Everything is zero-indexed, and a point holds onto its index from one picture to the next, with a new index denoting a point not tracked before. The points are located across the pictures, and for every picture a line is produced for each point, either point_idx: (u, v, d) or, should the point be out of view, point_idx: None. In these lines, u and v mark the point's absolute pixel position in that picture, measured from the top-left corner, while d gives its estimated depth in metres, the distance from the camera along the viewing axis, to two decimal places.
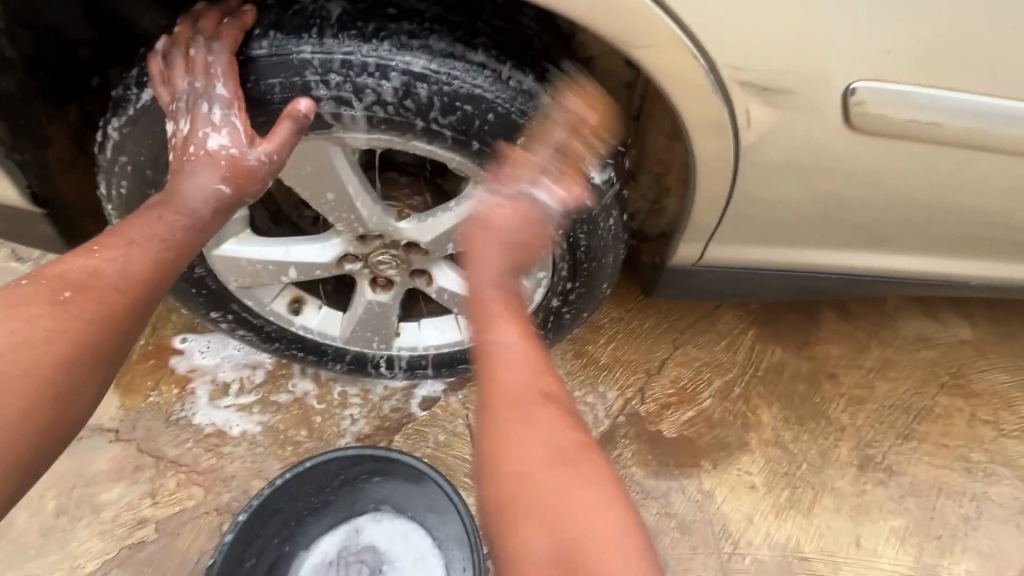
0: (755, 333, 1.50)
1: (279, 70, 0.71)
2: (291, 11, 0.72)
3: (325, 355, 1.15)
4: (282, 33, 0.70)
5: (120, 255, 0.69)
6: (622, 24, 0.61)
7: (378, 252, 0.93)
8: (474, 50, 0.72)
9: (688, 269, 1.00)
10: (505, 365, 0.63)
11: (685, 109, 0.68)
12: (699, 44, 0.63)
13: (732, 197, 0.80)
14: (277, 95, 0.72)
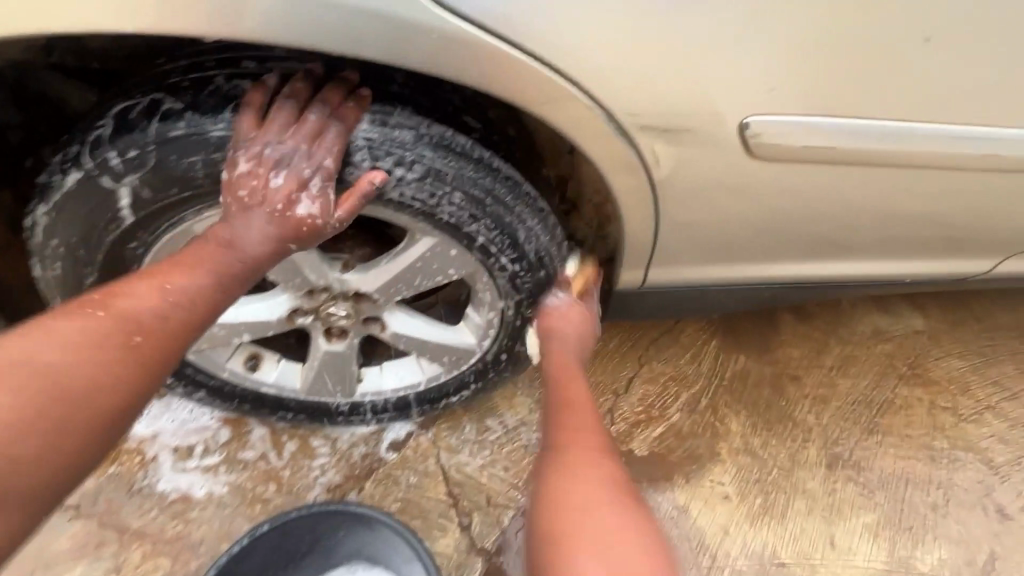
0: (717, 343, 1.53)
1: (199, 149, 0.67)
2: (204, 90, 0.67)
3: (288, 408, 1.15)
4: (198, 114, 0.66)
5: (167, 309, 0.67)
6: (520, 85, 0.65)
7: (327, 304, 0.94)
8: (402, 117, 0.71)
9: (634, 292, 1.03)
10: (579, 421, 0.82)
11: (592, 156, 0.72)
12: (595, 99, 0.67)
13: (658, 225, 0.84)
14: (201, 174, 0.68)
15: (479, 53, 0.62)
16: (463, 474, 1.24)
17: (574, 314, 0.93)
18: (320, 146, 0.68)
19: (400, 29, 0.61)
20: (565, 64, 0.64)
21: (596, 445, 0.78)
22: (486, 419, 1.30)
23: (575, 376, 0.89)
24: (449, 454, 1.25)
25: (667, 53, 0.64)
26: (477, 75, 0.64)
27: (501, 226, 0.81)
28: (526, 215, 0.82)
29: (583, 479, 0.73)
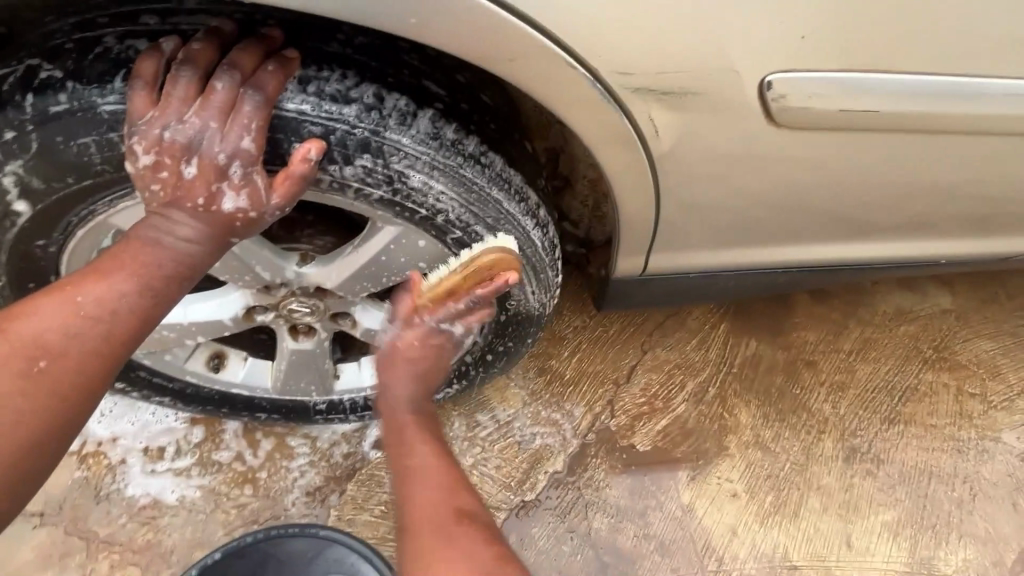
0: (727, 326, 1.42)
1: (89, 126, 0.56)
2: (92, 52, 0.55)
3: (260, 408, 1.07)
4: (82, 83, 0.55)
5: (81, 327, 0.57)
6: (480, 42, 0.52)
7: (288, 300, 0.85)
8: (339, 84, 0.60)
9: (635, 280, 0.92)
10: (416, 485, 0.69)
11: (575, 129, 0.59)
12: (575, 56, 0.54)
13: (661, 208, 0.72)
14: (97, 157, 0.57)
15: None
16: None
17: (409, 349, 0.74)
18: (236, 121, 0.56)
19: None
20: (535, 11, 0.51)
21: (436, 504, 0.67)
22: None
23: (400, 366, 0.76)
24: None
25: None
26: (425, 28, 0.51)
27: (474, 212, 0.69)
28: (503, 199, 0.69)
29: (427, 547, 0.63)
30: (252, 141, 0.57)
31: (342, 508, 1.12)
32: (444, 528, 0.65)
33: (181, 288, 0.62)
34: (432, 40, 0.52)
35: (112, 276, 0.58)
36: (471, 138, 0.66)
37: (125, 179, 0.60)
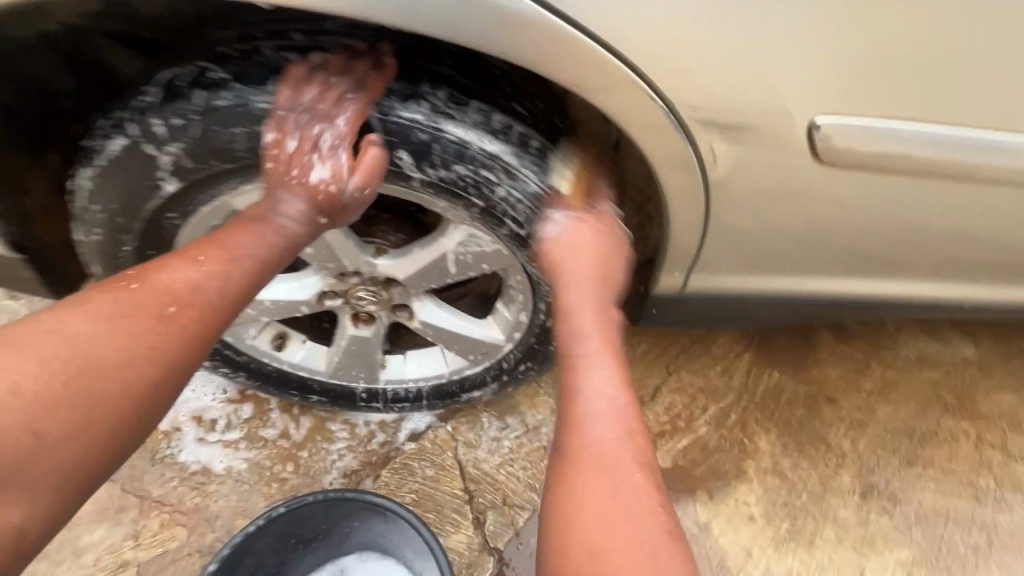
0: (750, 357, 1.47)
1: (241, 120, 0.67)
2: (252, 61, 0.67)
3: (311, 390, 1.15)
4: (244, 84, 0.67)
5: (202, 283, 0.66)
6: (577, 71, 0.61)
7: (357, 288, 0.93)
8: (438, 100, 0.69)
9: (673, 297, 0.99)
10: (598, 413, 0.70)
11: (645, 150, 0.68)
12: (655, 89, 0.63)
13: (708, 230, 0.79)
14: (242, 146, 0.68)
15: (542, 31, 0.59)
16: (480, 470, 1.21)
17: (590, 238, 0.79)
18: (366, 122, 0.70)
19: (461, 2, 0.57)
20: (628, 48, 0.60)
21: (622, 430, 0.69)
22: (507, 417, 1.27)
23: (586, 277, 0.79)
24: (467, 449, 1.23)
25: (735, 45, 0.60)
26: (538, 55, 0.60)
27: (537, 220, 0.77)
28: (572, 209, 0.77)
29: (610, 470, 0.66)
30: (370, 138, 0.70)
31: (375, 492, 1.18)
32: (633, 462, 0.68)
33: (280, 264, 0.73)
34: (541, 66, 0.61)
35: (228, 242, 0.69)
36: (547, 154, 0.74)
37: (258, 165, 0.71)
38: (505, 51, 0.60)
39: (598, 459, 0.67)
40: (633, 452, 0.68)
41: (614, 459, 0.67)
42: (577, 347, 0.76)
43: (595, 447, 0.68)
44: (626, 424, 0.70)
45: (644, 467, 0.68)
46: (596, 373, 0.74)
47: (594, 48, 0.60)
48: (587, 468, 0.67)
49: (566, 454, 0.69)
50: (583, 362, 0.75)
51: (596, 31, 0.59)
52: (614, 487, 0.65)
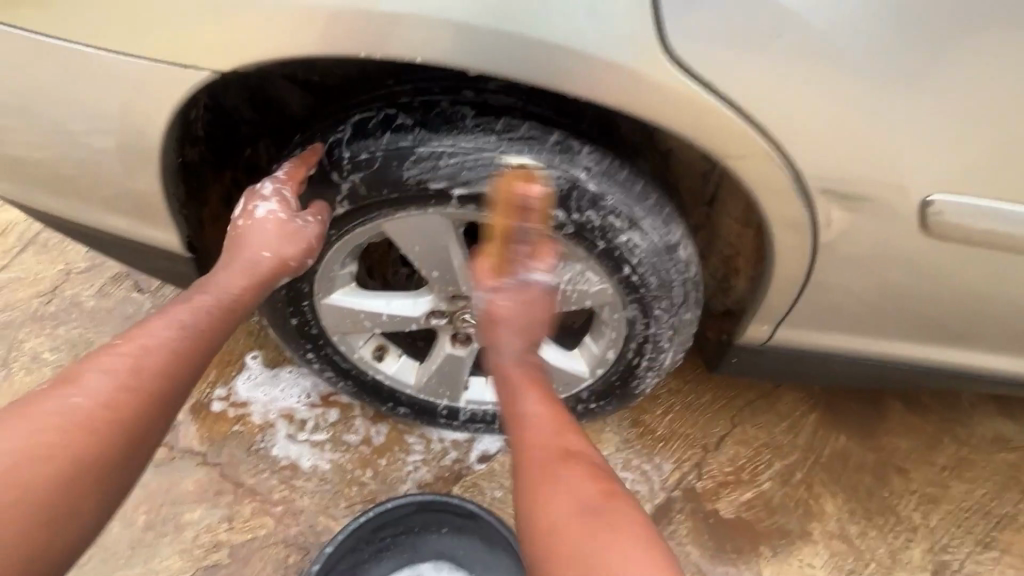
0: (817, 417, 1.47)
1: (418, 159, 0.77)
2: (432, 110, 0.77)
3: (398, 402, 1.23)
4: (426, 130, 0.77)
5: (181, 325, 0.73)
6: (719, 138, 0.70)
7: (464, 310, 1.02)
8: (585, 154, 0.77)
9: (756, 347, 1.05)
10: (517, 430, 0.74)
11: (764, 209, 0.76)
12: (787, 157, 0.71)
13: (806, 286, 0.86)
14: (413, 179, 0.78)
15: (697, 104, 0.67)
16: None
17: (520, 296, 0.79)
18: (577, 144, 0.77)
19: (631, 76, 0.66)
20: (770, 122, 0.68)
21: (540, 438, 0.72)
22: None
23: (518, 334, 0.80)
24: None
25: (865, 125, 0.67)
26: (688, 123, 0.69)
27: (654, 265, 0.84)
28: (681, 255, 0.85)
29: (538, 477, 0.69)
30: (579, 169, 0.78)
31: None
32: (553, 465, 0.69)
33: (226, 324, 0.78)
34: (688, 133, 0.70)
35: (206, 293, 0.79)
36: (668, 209, 0.83)
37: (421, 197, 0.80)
38: (659, 118, 0.69)
39: (541, 489, 0.68)
40: (545, 455, 0.70)
41: (563, 477, 0.68)
42: (507, 382, 0.79)
43: (522, 455, 0.72)
44: (542, 433, 0.73)
45: (599, 481, 0.68)
46: (519, 399, 0.77)
47: (739, 121, 0.68)
48: (520, 475, 0.71)
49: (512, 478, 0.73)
50: (510, 402, 0.77)
51: (744, 107, 0.67)
52: (571, 511, 0.65)
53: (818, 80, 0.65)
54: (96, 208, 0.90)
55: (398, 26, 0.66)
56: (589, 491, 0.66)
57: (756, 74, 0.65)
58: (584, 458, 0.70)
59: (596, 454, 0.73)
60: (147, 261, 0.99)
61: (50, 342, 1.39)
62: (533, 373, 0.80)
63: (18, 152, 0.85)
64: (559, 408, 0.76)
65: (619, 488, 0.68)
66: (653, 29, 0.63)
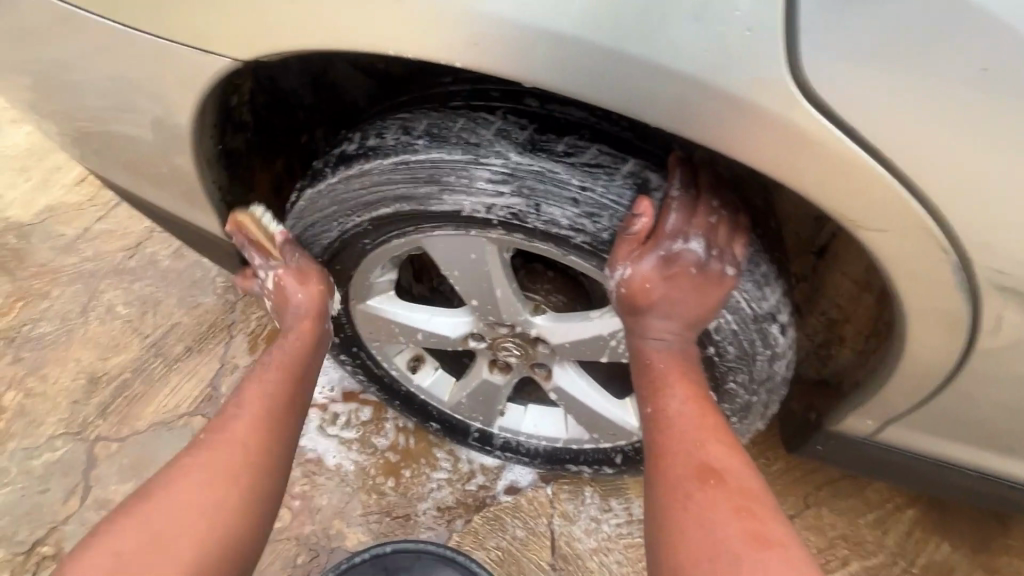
0: (915, 515, 1.22)
1: (460, 179, 0.64)
2: (483, 119, 0.65)
3: (430, 416, 1.14)
4: (472, 145, 0.63)
5: (256, 394, 0.75)
6: (857, 204, 0.53)
7: (504, 340, 0.91)
8: (664, 188, 0.63)
9: (854, 439, 0.87)
10: (678, 430, 0.61)
11: (899, 293, 0.59)
12: (952, 242, 0.53)
13: (941, 390, 0.69)
14: (453, 202, 0.66)
15: (831, 152, 0.50)
16: (572, 550, 1.14)
17: (678, 292, 0.65)
18: (705, 197, 0.63)
19: (744, 110, 0.50)
20: (931, 185, 0.50)
21: (711, 457, 0.58)
22: (609, 498, 1.18)
23: (675, 314, 0.65)
24: (563, 521, 1.16)
25: None
26: (817, 174, 0.52)
27: (739, 334, 0.68)
28: (774, 328, 0.67)
29: (703, 511, 0.55)
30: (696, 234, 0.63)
31: (462, 536, 1.15)
32: (731, 501, 0.55)
33: (299, 388, 0.79)
34: (812, 191, 0.53)
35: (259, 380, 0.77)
36: (763, 266, 0.65)
37: (463, 219, 0.68)
38: (772, 167, 0.53)
39: (675, 513, 0.56)
40: (721, 483, 0.56)
41: (704, 509, 0.55)
42: (654, 367, 0.65)
43: (675, 458, 0.59)
44: (710, 443, 0.59)
45: (744, 508, 0.55)
46: (675, 394, 0.63)
47: (890, 185, 0.51)
48: (674, 485, 0.57)
49: (650, 475, 0.60)
50: (657, 392, 0.64)
51: (896, 162, 0.50)
52: (735, 554, 0.52)
53: (1014, 143, 0.47)
54: (148, 183, 0.88)
55: (483, 34, 0.53)
56: (733, 527, 0.53)
57: (924, 120, 0.47)
58: (735, 484, 0.56)
59: (749, 474, 0.58)
60: (199, 239, 0.97)
61: (125, 296, 1.40)
62: (693, 369, 0.66)
63: (71, 116, 0.82)
64: (712, 414, 0.62)
65: (773, 525, 0.54)
66: (785, 48, 0.47)
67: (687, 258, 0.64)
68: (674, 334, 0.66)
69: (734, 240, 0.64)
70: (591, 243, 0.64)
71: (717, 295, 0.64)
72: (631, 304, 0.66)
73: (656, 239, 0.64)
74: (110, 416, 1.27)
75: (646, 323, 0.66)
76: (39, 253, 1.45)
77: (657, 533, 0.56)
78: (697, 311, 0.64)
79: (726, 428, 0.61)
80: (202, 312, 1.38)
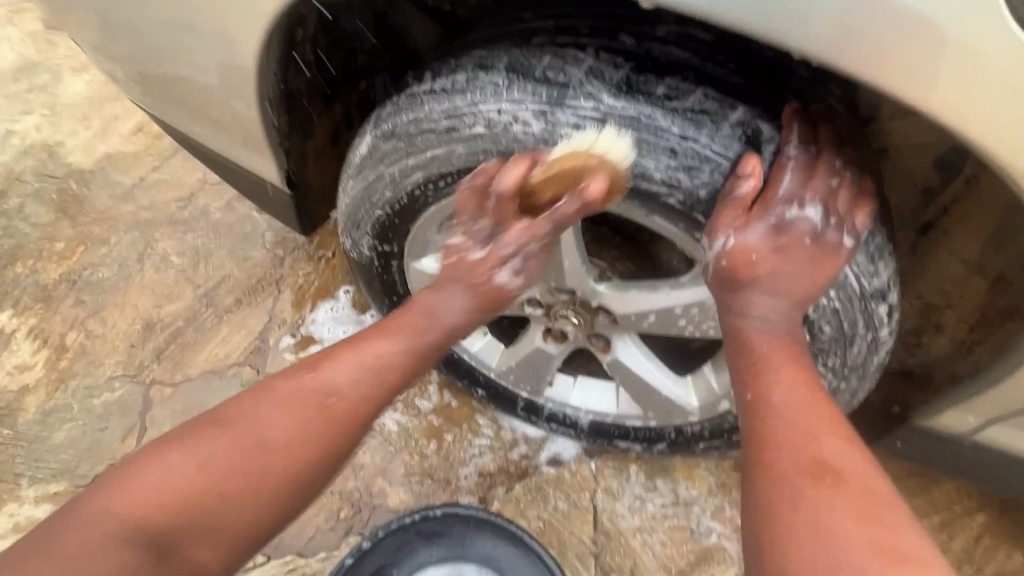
0: (985, 520, 1.13)
1: (543, 122, 0.59)
2: (570, 56, 0.59)
3: (476, 381, 1.11)
4: (559, 84, 0.58)
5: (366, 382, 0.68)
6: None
7: (564, 307, 0.86)
8: (772, 145, 0.57)
9: (945, 435, 0.81)
10: (785, 416, 0.54)
11: None
12: None
13: None
14: (531, 149, 0.60)
15: (996, 80, 0.45)
16: (615, 526, 1.11)
17: (784, 267, 0.58)
18: (826, 156, 0.56)
19: (893, 24, 0.45)
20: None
21: (827, 452, 0.51)
22: (656, 477, 1.14)
23: (782, 288, 0.58)
24: (606, 497, 1.13)
25: None
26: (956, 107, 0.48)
27: (841, 313, 0.61)
28: (881, 308, 0.61)
29: (818, 508, 0.48)
30: (813, 200, 0.57)
31: (504, 503, 1.14)
32: (848, 499, 0.48)
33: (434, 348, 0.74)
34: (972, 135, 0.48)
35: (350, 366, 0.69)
36: (876, 238, 0.59)
37: (539, 170, 0.62)
38: (911, 96, 0.48)
39: (783, 509, 0.49)
40: (840, 480, 0.49)
41: (821, 506, 0.48)
42: (756, 347, 0.58)
43: (784, 447, 0.52)
44: (823, 432, 0.53)
45: (867, 513, 0.47)
46: (784, 378, 0.56)
47: None
48: (782, 480, 0.51)
49: (750, 464, 0.54)
50: (759, 372, 0.57)
51: None
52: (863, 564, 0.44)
53: None
54: (207, 125, 0.86)
55: None
56: (857, 533, 0.46)
57: None
58: (854, 480, 0.49)
59: (871, 473, 0.51)
60: (252, 187, 0.96)
61: (178, 246, 1.41)
62: (798, 355, 0.58)
63: (130, 50, 0.79)
64: (824, 403, 0.55)
65: (904, 534, 0.46)
66: None
67: (800, 226, 0.57)
68: (780, 312, 0.58)
69: (852, 209, 0.57)
70: (683, 203, 0.58)
71: (831, 269, 0.57)
72: (732, 274, 0.59)
73: (766, 203, 0.57)
74: (164, 361, 1.30)
75: (745, 298, 0.59)
76: (99, 199, 1.48)
77: (758, 531, 0.49)
78: (806, 288, 0.57)
79: (845, 423, 0.54)
80: (251, 265, 1.38)
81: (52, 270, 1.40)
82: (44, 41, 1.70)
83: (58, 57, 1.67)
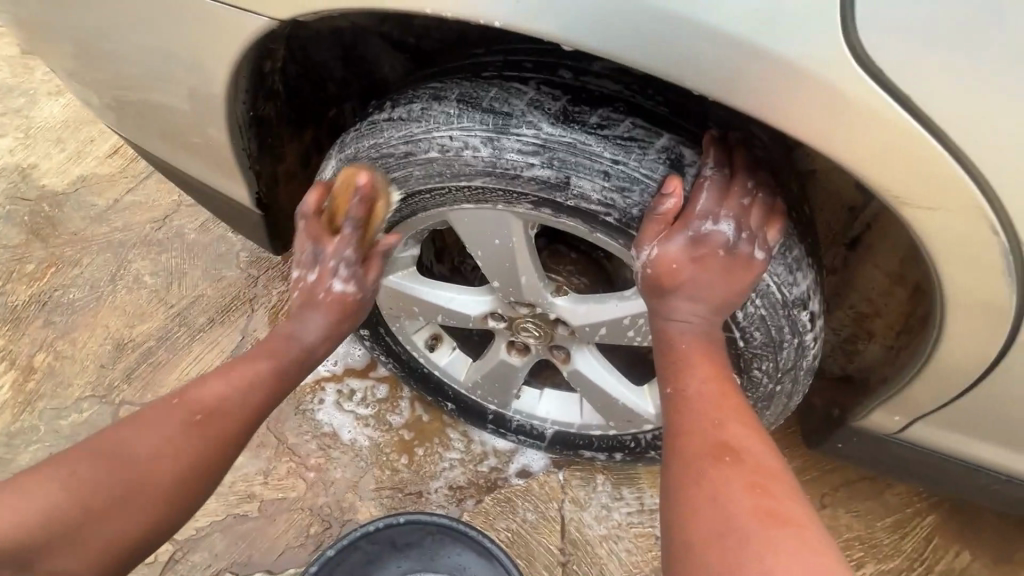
0: (934, 521, 1.19)
1: (490, 148, 0.64)
2: (513, 88, 0.64)
3: (445, 395, 1.14)
4: (503, 113, 0.63)
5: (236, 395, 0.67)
6: (909, 184, 0.53)
7: (524, 320, 0.90)
8: (696, 168, 0.63)
9: (880, 436, 0.86)
10: (697, 406, 0.59)
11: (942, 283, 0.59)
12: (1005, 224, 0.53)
13: (970, 389, 0.70)
14: (480, 172, 0.65)
15: (869, 119, 0.51)
16: (582, 536, 1.14)
17: (703, 276, 0.63)
18: (742, 177, 0.62)
19: (776, 73, 0.51)
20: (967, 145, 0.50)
21: (730, 436, 0.56)
22: (621, 486, 1.17)
23: (702, 295, 0.63)
24: (574, 506, 1.16)
25: None
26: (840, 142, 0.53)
27: (767, 320, 0.67)
28: (802, 315, 0.67)
29: (718, 484, 0.53)
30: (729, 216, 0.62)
31: (473, 515, 1.16)
32: (745, 475, 0.53)
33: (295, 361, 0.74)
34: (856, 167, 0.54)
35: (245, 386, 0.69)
36: (793, 250, 0.65)
37: (489, 191, 0.68)
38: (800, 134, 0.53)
39: (689, 488, 0.54)
40: (739, 459, 0.54)
41: (720, 483, 0.53)
42: (678, 348, 0.63)
43: (695, 434, 0.58)
44: (729, 418, 0.58)
45: (758, 485, 0.52)
46: (699, 374, 0.62)
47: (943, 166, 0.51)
48: (690, 461, 0.56)
49: (668, 450, 0.59)
50: (678, 370, 0.62)
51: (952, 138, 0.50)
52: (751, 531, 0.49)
53: None
54: (179, 148, 0.89)
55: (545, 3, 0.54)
56: (745, 502, 0.51)
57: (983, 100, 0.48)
58: (751, 458, 0.55)
59: (769, 453, 0.56)
60: (225, 207, 0.99)
61: (152, 266, 1.43)
62: (720, 355, 0.64)
63: (105, 77, 0.82)
64: (733, 396, 0.60)
65: (790, 503, 0.51)
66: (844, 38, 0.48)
67: (714, 239, 0.62)
68: (702, 317, 0.64)
69: (768, 224, 0.63)
70: (620, 220, 0.64)
71: (750, 278, 0.63)
72: (657, 283, 0.64)
73: (685, 220, 0.62)
74: (135, 380, 1.30)
75: (671, 305, 0.64)
76: (72, 221, 1.49)
77: (669, 507, 0.55)
78: (725, 296, 0.63)
79: (751, 411, 0.60)
80: (225, 285, 1.40)
81: (22, 291, 1.40)
82: (21, 66, 1.72)
83: (34, 81, 1.69)
